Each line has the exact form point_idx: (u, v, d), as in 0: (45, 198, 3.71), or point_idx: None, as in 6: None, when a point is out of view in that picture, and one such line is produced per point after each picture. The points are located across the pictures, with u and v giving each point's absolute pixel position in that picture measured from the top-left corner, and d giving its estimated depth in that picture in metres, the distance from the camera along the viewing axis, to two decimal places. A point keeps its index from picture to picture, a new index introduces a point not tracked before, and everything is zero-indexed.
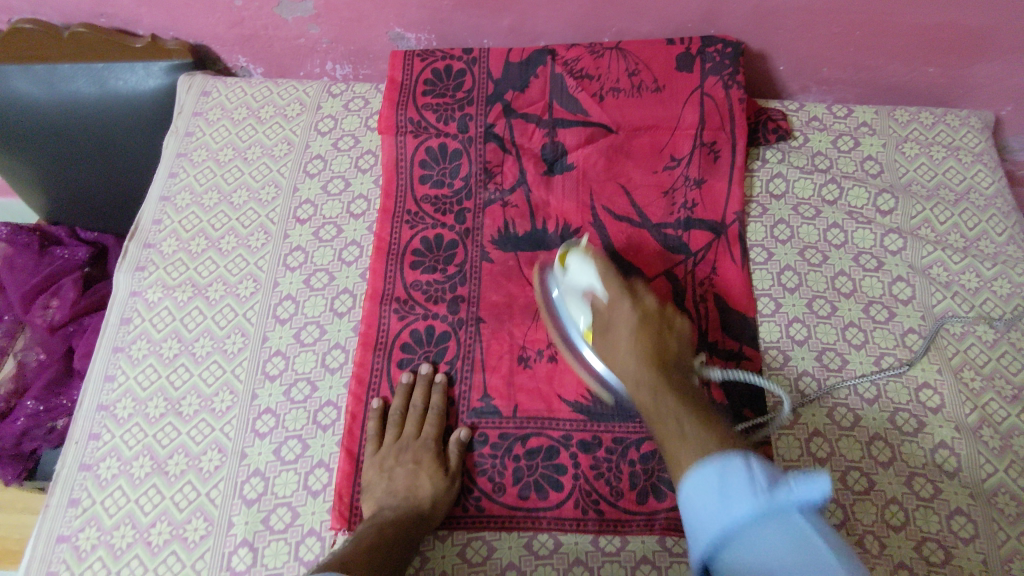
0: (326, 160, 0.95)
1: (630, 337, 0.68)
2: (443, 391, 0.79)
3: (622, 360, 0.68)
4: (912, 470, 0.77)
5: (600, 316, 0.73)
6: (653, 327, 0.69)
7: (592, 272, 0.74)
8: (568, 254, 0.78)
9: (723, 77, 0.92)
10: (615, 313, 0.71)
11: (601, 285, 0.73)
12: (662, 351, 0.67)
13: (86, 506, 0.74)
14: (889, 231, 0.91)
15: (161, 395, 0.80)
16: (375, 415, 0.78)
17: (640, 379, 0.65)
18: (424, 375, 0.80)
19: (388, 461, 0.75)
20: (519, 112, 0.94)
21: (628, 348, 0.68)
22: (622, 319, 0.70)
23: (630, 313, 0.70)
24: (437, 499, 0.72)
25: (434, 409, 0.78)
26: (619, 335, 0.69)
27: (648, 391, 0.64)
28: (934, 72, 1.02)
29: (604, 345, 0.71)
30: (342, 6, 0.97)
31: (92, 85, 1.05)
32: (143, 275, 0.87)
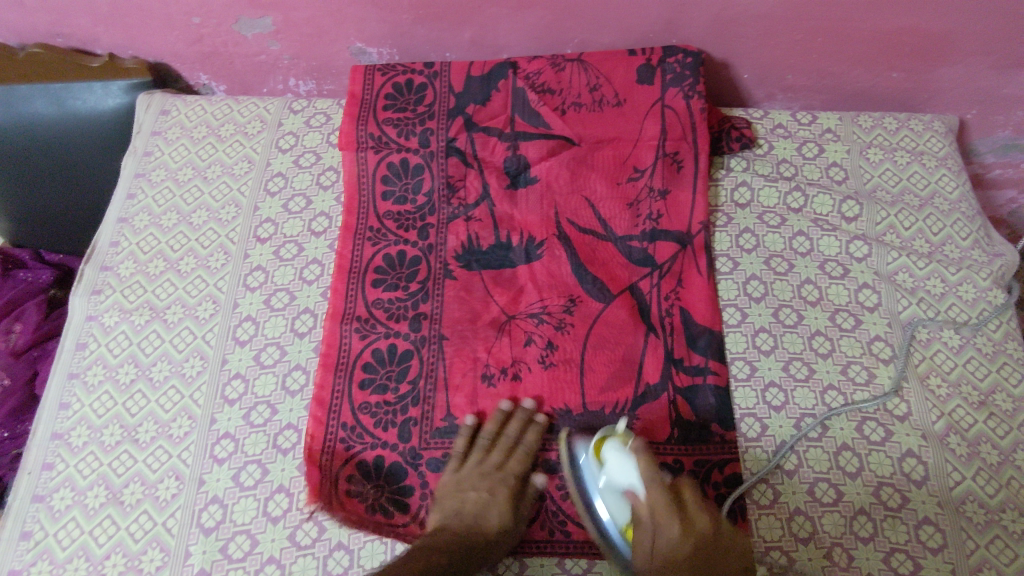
0: (287, 177, 0.94)
1: (663, 527, 0.63)
2: (542, 431, 0.78)
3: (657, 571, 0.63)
4: (880, 480, 0.76)
5: (632, 514, 0.65)
6: (685, 514, 0.64)
7: (633, 469, 0.67)
8: (603, 444, 0.71)
9: (683, 89, 0.91)
10: (647, 504, 0.64)
11: (635, 478, 0.66)
12: (695, 543, 0.62)
13: (38, 539, 0.72)
14: (854, 238, 0.91)
15: (117, 422, 0.78)
16: (466, 433, 0.77)
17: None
18: (526, 408, 0.79)
19: (463, 484, 0.74)
20: (480, 126, 0.93)
21: (663, 547, 0.63)
22: (656, 518, 0.63)
23: (664, 513, 0.63)
24: (499, 535, 0.71)
25: (529, 444, 0.77)
26: (649, 532, 0.63)
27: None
28: (898, 77, 1.02)
29: (631, 537, 0.65)
30: (300, 23, 0.96)
31: (51, 106, 1.01)
32: (99, 299, 0.86)
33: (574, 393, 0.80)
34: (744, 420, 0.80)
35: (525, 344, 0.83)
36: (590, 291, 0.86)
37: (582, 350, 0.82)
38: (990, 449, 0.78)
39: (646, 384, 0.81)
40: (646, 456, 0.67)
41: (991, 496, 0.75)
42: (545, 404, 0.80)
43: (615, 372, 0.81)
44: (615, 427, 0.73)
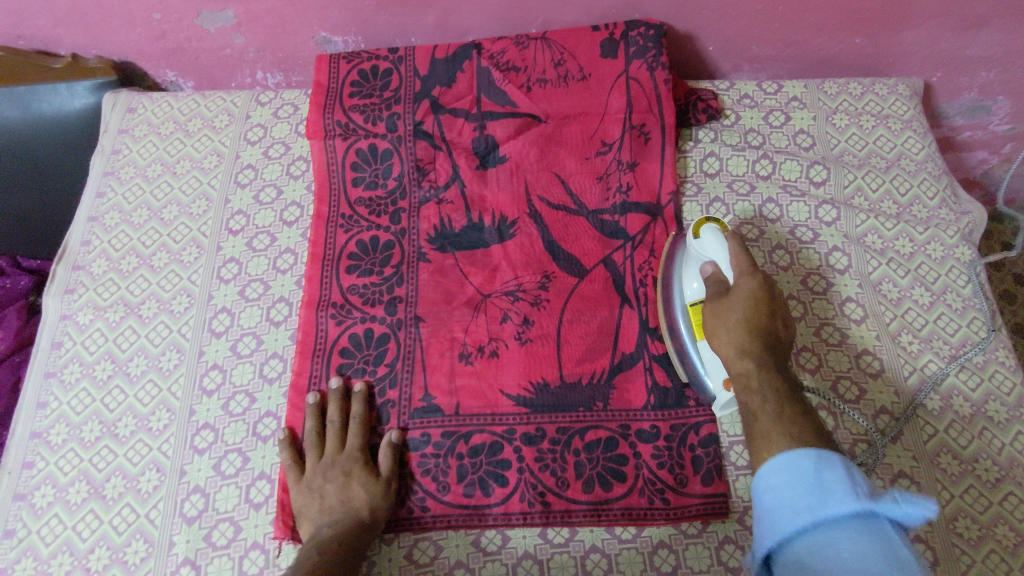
0: (257, 169, 0.94)
1: (744, 308, 0.69)
2: (362, 399, 0.78)
3: (729, 335, 0.69)
4: (855, 437, 0.78)
5: (723, 286, 0.73)
6: (770, 308, 0.69)
7: (721, 246, 0.75)
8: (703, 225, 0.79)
9: (647, 60, 0.92)
10: (740, 288, 0.71)
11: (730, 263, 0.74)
12: (770, 330, 0.68)
13: (21, 537, 0.72)
14: (823, 202, 0.92)
15: (96, 418, 0.78)
16: (284, 444, 0.75)
17: (747, 351, 0.66)
18: (335, 390, 0.78)
19: (315, 481, 0.73)
20: (447, 108, 0.93)
21: (738, 322, 0.68)
22: (745, 293, 0.70)
23: (751, 288, 0.70)
24: (374, 505, 0.72)
25: (355, 418, 0.77)
26: (732, 308, 0.70)
27: (753, 361, 0.65)
28: (861, 43, 1.03)
29: (717, 304, 0.72)
30: (263, 13, 0.96)
31: (15, 109, 1.02)
32: (72, 297, 0.85)
33: (550, 366, 0.81)
34: None
35: (501, 321, 0.83)
36: (563, 266, 0.87)
37: (557, 324, 0.83)
38: (963, 402, 0.79)
39: (621, 354, 0.82)
40: (744, 250, 0.74)
41: (963, 447, 0.77)
42: (522, 379, 0.80)
43: (590, 343, 0.83)
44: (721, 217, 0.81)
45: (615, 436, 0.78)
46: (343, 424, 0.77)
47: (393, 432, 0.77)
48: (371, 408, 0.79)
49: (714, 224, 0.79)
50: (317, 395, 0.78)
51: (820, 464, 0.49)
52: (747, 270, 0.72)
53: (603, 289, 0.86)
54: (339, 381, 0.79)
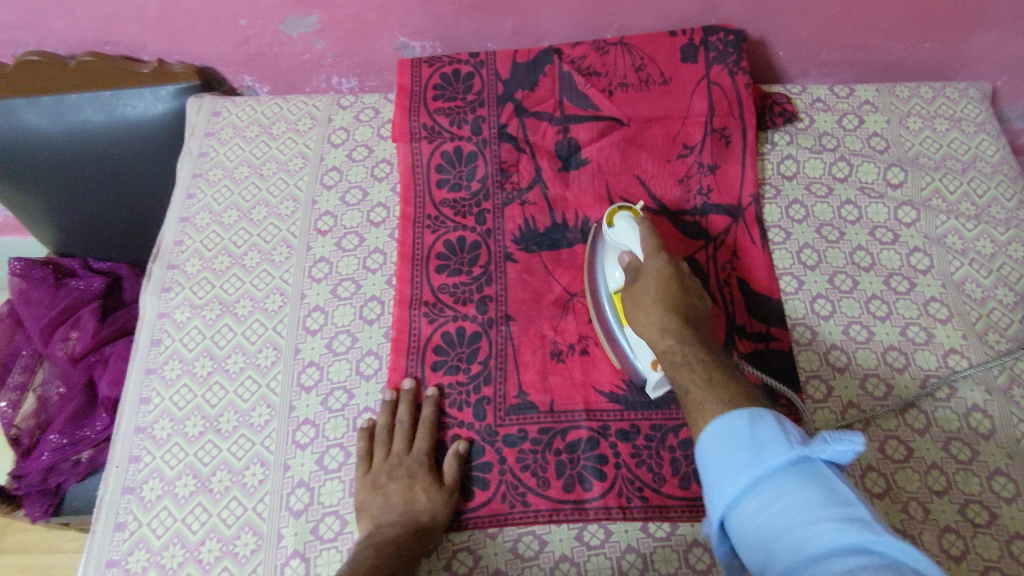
0: (342, 171, 0.95)
1: (658, 301, 0.71)
2: (434, 403, 0.79)
3: (648, 315, 0.70)
4: (949, 435, 0.78)
5: (632, 269, 0.74)
6: (700, 335, 0.68)
7: (635, 234, 0.76)
8: (615, 213, 0.79)
9: (728, 65, 0.93)
10: (649, 328, 0.70)
11: (641, 244, 0.75)
12: (689, 310, 0.70)
13: (133, 529, 0.74)
14: (902, 204, 0.93)
15: (198, 414, 0.80)
16: (362, 434, 0.77)
17: (668, 329, 0.68)
18: (408, 391, 0.80)
19: (379, 479, 0.74)
20: (530, 111, 0.95)
21: (657, 304, 0.70)
22: (654, 271, 0.73)
23: (659, 266, 0.73)
24: (435, 512, 0.72)
25: (424, 423, 0.78)
26: (647, 289, 0.72)
27: (681, 346, 0.66)
28: (930, 47, 1.04)
29: (631, 307, 0.73)
30: (346, 19, 0.97)
31: (102, 114, 1.04)
32: (169, 296, 0.87)
33: None
34: (810, 383, 0.82)
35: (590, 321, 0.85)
36: None
37: None
38: None
39: None
40: (655, 233, 0.76)
41: None
42: (615, 377, 0.82)
43: None
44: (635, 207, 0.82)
45: None
46: (412, 426, 0.78)
47: (460, 441, 0.78)
48: (442, 413, 0.80)
49: (627, 211, 0.79)
50: (393, 395, 0.80)
51: (754, 421, 0.52)
52: (658, 244, 0.74)
53: None
54: (413, 385, 0.80)
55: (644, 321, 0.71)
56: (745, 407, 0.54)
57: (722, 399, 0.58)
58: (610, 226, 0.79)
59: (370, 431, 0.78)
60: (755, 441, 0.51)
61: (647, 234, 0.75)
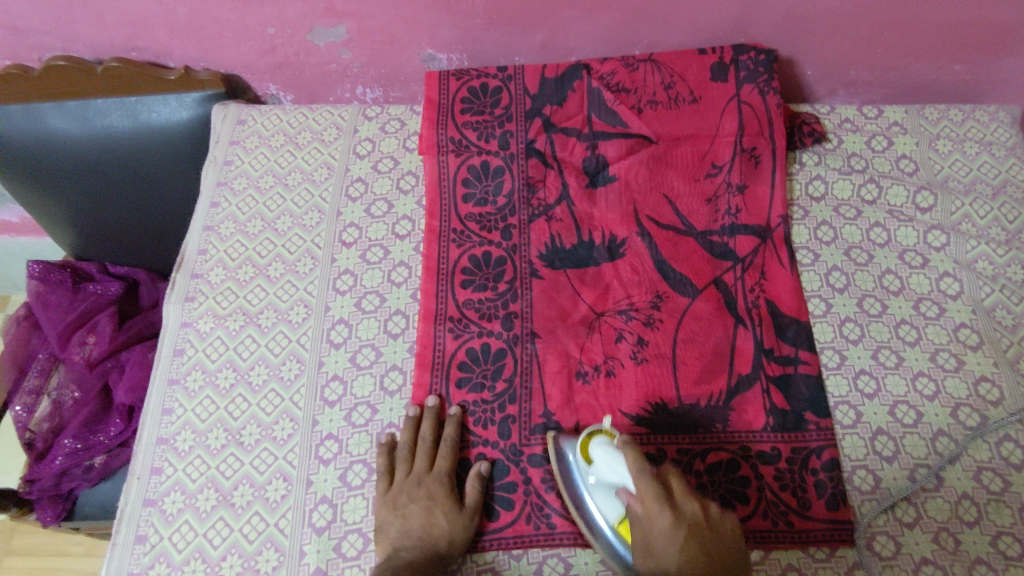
0: (367, 183, 0.95)
1: (676, 532, 0.63)
2: (457, 423, 0.78)
3: (671, 567, 0.61)
4: (979, 465, 0.77)
5: (636, 517, 0.65)
6: (705, 541, 0.63)
7: (622, 465, 0.68)
8: (590, 441, 0.72)
9: (758, 84, 0.93)
10: (654, 528, 0.64)
11: (632, 481, 0.67)
12: (712, 555, 0.62)
13: (154, 542, 0.73)
14: (931, 228, 0.92)
15: (220, 426, 0.79)
16: (383, 450, 0.77)
17: (673, 540, 0.62)
18: (432, 408, 0.79)
19: (399, 498, 0.73)
20: (559, 126, 0.95)
21: (655, 504, 0.64)
22: (649, 483, 0.65)
23: (673, 531, 0.63)
24: (454, 535, 0.71)
25: (446, 442, 0.77)
26: (665, 544, 0.62)
27: (681, 559, 0.61)
28: (960, 70, 1.03)
29: (640, 547, 0.64)
30: (374, 30, 0.97)
31: (126, 119, 1.04)
32: (192, 305, 0.87)
33: (668, 386, 0.81)
34: (839, 408, 0.81)
35: (617, 341, 0.84)
36: (676, 286, 0.87)
37: (672, 343, 0.84)
38: None
39: (738, 376, 0.82)
40: (644, 461, 0.67)
41: None
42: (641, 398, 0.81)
43: (706, 363, 0.83)
44: (606, 427, 0.75)
45: (736, 457, 0.78)
46: (435, 444, 0.77)
47: (482, 462, 0.76)
48: (465, 432, 0.79)
49: (604, 437, 0.72)
50: (417, 410, 0.79)
51: None
52: (655, 485, 0.65)
53: (715, 310, 0.86)
54: (437, 403, 0.79)
55: (645, 536, 0.64)
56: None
57: None
58: (588, 461, 0.72)
59: (392, 447, 0.77)
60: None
61: (640, 472, 0.65)
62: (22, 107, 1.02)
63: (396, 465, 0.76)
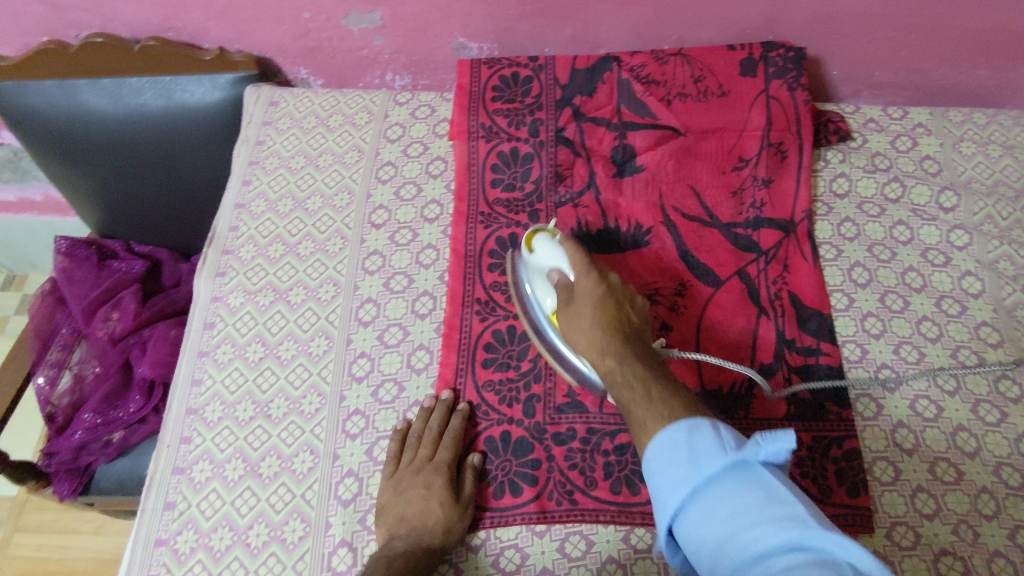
0: (397, 166, 0.96)
1: (593, 309, 0.69)
2: (463, 416, 0.77)
3: (585, 334, 0.69)
4: (999, 460, 0.78)
5: (567, 293, 0.73)
6: (620, 318, 0.69)
7: (559, 254, 0.76)
8: (534, 236, 0.80)
9: (787, 81, 0.94)
10: (581, 287, 0.72)
11: (567, 261, 0.75)
12: (621, 318, 0.69)
13: (182, 509, 0.74)
14: (954, 227, 0.93)
15: (249, 398, 0.80)
16: (396, 436, 0.77)
17: (598, 339, 0.67)
18: (445, 400, 0.78)
19: (400, 485, 0.73)
20: (588, 116, 0.96)
21: (593, 323, 0.68)
22: (586, 293, 0.71)
23: (597, 292, 0.70)
24: (449, 526, 0.70)
25: (450, 433, 0.76)
26: (582, 309, 0.70)
27: (612, 356, 0.66)
28: (984, 75, 1.05)
29: (568, 314, 0.72)
30: (408, 17, 0.98)
31: (159, 98, 1.06)
32: (223, 280, 0.88)
33: (691, 372, 0.82)
34: (860, 400, 0.82)
35: None
36: (700, 277, 0.88)
37: (696, 331, 0.85)
38: None
39: (760, 365, 0.83)
40: (578, 250, 0.74)
41: None
42: None
43: (728, 353, 0.84)
44: (551, 227, 0.83)
45: None
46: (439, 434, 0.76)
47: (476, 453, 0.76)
48: (471, 424, 0.79)
49: (544, 234, 0.79)
50: (433, 402, 0.79)
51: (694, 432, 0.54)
52: (585, 265, 0.72)
53: (739, 300, 0.87)
54: (450, 395, 0.79)
55: (573, 318, 0.71)
56: (684, 421, 0.55)
57: (664, 418, 0.57)
58: (531, 250, 0.80)
59: (404, 434, 0.77)
60: (693, 455, 0.52)
61: (569, 250, 0.74)
62: (57, 81, 1.03)
63: (403, 451, 0.76)
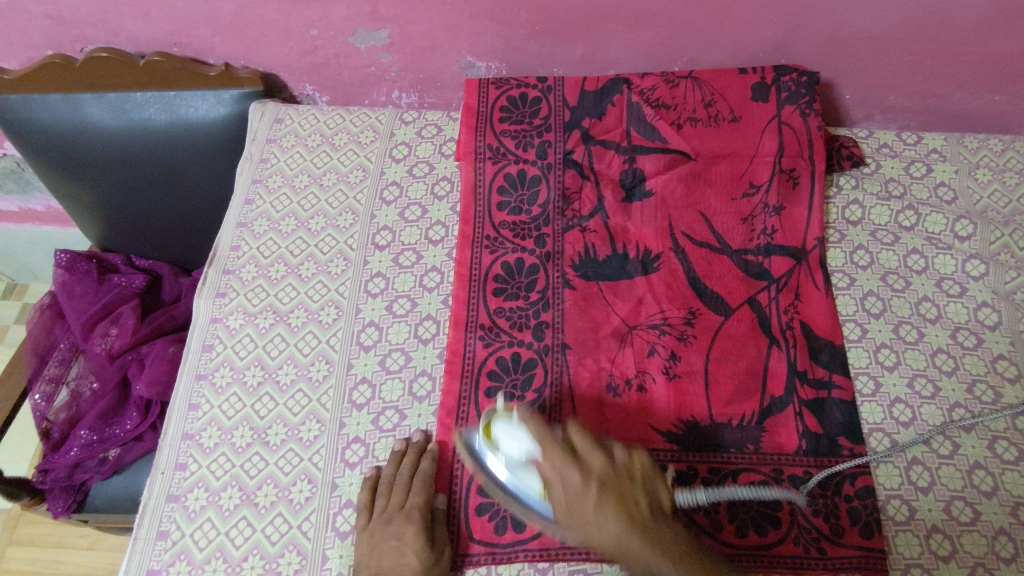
0: (402, 186, 0.95)
1: (600, 501, 0.65)
2: (434, 457, 0.75)
3: (593, 517, 0.64)
4: (1017, 500, 0.76)
5: (559, 496, 0.66)
6: (621, 492, 0.66)
7: (524, 433, 0.69)
8: (492, 426, 0.72)
9: (800, 106, 0.92)
10: (574, 486, 0.66)
11: (541, 450, 0.68)
12: (626, 500, 0.66)
13: (175, 539, 0.72)
14: (970, 256, 0.91)
15: (247, 424, 0.78)
16: (365, 485, 0.74)
17: (625, 535, 0.63)
18: (414, 445, 0.77)
19: (375, 538, 0.70)
20: (597, 139, 0.94)
21: (598, 513, 0.64)
22: (590, 482, 0.66)
23: (586, 489, 0.65)
24: (430, 575, 0.67)
25: (421, 475, 0.74)
26: (587, 495, 0.65)
27: (627, 527, 0.64)
28: (1000, 100, 1.03)
29: (572, 524, 0.66)
30: (416, 35, 0.97)
31: (163, 113, 1.05)
32: (223, 301, 0.86)
33: (699, 403, 0.80)
34: (873, 435, 0.80)
35: (649, 355, 0.83)
36: (709, 305, 0.86)
37: (705, 361, 0.83)
38: None
39: (771, 397, 0.81)
40: (545, 431, 0.69)
41: None
42: (673, 415, 0.80)
43: (738, 384, 0.82)
44: (501, 405, 0.75)
45: (768, 480, 0.77)
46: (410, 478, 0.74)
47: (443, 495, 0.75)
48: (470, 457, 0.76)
49: (500, 416, 0.71)
50: (402, 446, 0.77)
51: None
52: (563, 454, 0.67)
53: (749, 329, 0.85)
54: (421, 437, 0.77)
55: (585, 532, 0.65)
56: None
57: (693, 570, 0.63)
58: (491, 443, 0.72)
59: (375, 481, 0.74)
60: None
61: (544, 441, 0.68)
62: (63, 95, 1.02)
63: (376, 500, 0.73)
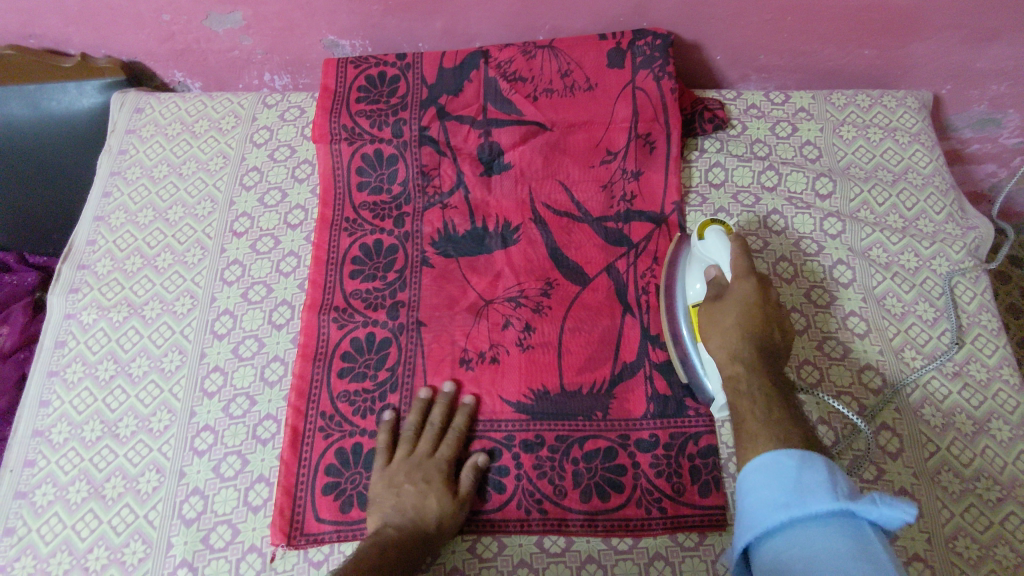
0: (261, 171, 0.94)
1: (741, 309, 0.69)
2: (468, 413, 0.78)
3: (723, 338, 0.68)
4: (857, 454, 0.77)
5: (717, 286, 0.72)
6: (766, 314, 0.69)
7: (725, 250, 0.74)
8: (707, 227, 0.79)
9: (654, 70, 0.92)
10: (734, 289, 0.70)
11: (730, 263, 0.73)
12: (769, 339, 0.67)
13: (21, 535, 0.73)
14: (828, 215, 0.92)
15: (97, 418, 0.79)
16: (387, 428, 0.76)
17: (736, 351, 0.66)
18: (446, 393, 0.79)
19: (396, 477, 0.73)
20: (453, 114, 0.93)
21: (734, 326, 0.68)
22: (739, 296, 0.69)
23: (748, 290, 0.70)
24: (443, 520, 0.70)
25: (455, 429, 0.76)
26: (728, 312, 0.69)
27: (744, 363, 0.65)
28: (870, 54, 1.02)
29: (711, 310, 0.71)
30: (271, 16, 0.96)
31: (26, 107, 1.04)
32: (76, 297, 0.86)
33: (551, 374, 0.80)
34: None
35: (503, 327, 0.83)
36: (566, 275, 0.86)
37: (559, 332, 0.82)
38: (965, 419, 0.78)
39: (622, 363, 0.81)
40: (745, 253, 0.73)
41: (965, 465, 0.76)
42: (522, 385, 0.80)
43: (591, 351, 0.81)
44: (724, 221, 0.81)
45: (614, 446, 0.77)
46: (441, 430, 0.77)
47: (479, 454, 0.76)
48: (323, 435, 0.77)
49: (719, 227, 0.78)
50: (433, 396, 0.79)
51: (803, 464, 0.50)
52: (746, 263, 0.71)
53: (605, 298, 0.85)
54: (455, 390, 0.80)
55: (714, 317, 0.70)
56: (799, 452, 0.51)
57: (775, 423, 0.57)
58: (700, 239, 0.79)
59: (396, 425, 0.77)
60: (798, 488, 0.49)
61: (737, 253, 0.72)
62: None
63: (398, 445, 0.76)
